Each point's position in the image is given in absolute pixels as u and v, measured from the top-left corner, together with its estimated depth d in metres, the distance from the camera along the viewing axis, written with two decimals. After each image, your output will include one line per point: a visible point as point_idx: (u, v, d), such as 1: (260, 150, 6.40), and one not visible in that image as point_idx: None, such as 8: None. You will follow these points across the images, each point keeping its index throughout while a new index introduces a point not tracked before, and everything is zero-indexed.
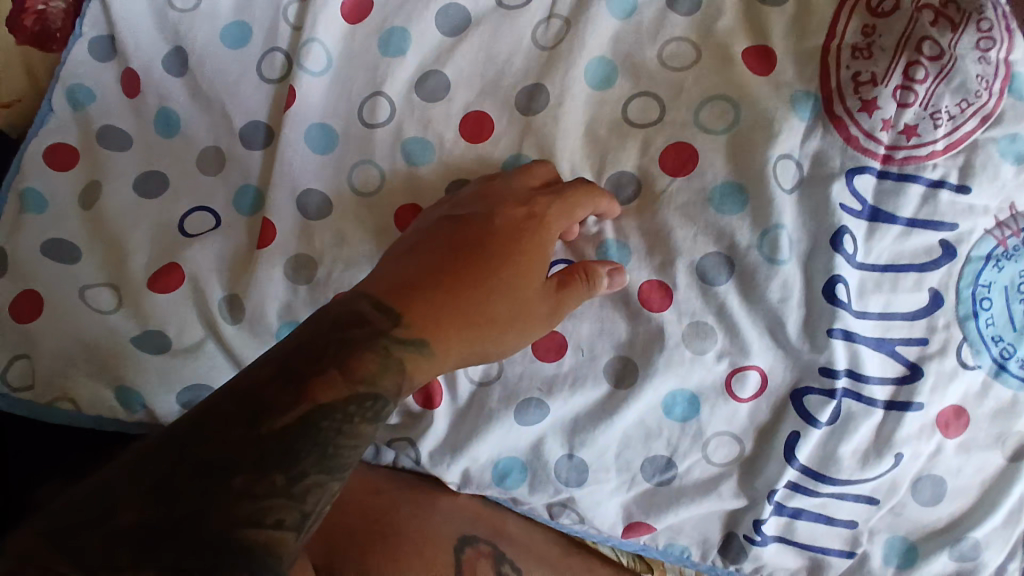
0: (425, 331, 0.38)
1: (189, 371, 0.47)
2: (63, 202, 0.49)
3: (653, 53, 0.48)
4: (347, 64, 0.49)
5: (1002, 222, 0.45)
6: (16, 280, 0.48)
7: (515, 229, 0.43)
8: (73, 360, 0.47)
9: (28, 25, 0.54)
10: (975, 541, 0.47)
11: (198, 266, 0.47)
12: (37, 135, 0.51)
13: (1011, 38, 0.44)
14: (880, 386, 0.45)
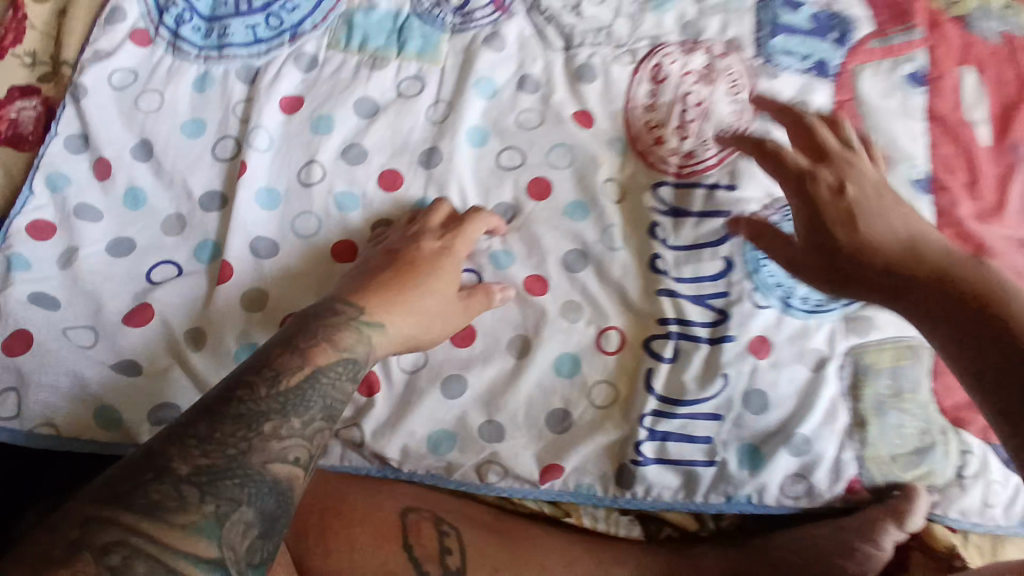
0: (379, 314, 0.53)
1: (159, 392, 0.55)
2: (46, 263, 0.58)
3: (512, 119, 0.66)
4: (285, 143, 0.64)
5: (767, 204, 0.64)
6: (8, 325, 0.55)
7: (437, 251, 0.59)
8: (56, 390, 0.54)
9: (1, 129, 0.66)
10: (803, 436, 0.61)
11: (167, 305, 0.58)
12: (20, 213, 0.60)
13: (754, 82, 0.68)
14: (702, 327, 0.62)
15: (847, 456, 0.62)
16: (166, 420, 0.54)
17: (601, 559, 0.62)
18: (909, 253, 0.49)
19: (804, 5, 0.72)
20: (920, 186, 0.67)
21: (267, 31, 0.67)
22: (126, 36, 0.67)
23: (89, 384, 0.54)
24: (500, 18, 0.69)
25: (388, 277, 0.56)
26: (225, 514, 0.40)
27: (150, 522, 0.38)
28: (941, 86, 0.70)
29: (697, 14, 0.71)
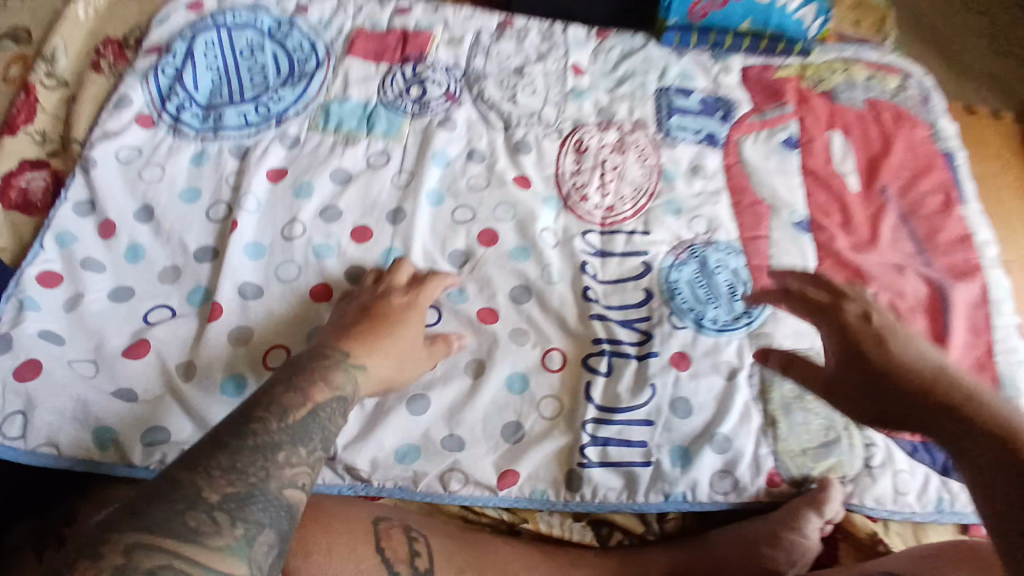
0: (360, 356, 0.61)
1: (152, 416, 0.62)
2: (53, 307, 0.66)
3: (463, 183, 0.80)
4: (271, 207, 0.75)
5: (676, 246, 0.80)
6: (17, 356, 0.61)
7: (404, 304, 0.68)
8: (57, 414, 0.60)
9: (12, 197, 0.76)
10: (723, 435, 0.71)
11: (162, 340, 0.66)
12: (30, 265, 0.68)
13: (657, 150, 0.85)
14: (630, 345, 0.73)
15: (763, 451, 0.71)
16: (157, 441, 0.61)
17: (558, 561, 0.67)
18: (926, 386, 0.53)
19: (694, 91, 0.89)
20: (801, 227, 0.83)
21: (256, 117, 0.80)
22: (132, 120, 0.79)
23: (90, 410, 0.60)
24: (451, 106, 0.84)
25: (369, 329, 0.64)
26: (253, 535, 0.44)
27: (186, 547, 0.41)
28: (812, 147, 0.89)
29: (610, 101, 0.88)
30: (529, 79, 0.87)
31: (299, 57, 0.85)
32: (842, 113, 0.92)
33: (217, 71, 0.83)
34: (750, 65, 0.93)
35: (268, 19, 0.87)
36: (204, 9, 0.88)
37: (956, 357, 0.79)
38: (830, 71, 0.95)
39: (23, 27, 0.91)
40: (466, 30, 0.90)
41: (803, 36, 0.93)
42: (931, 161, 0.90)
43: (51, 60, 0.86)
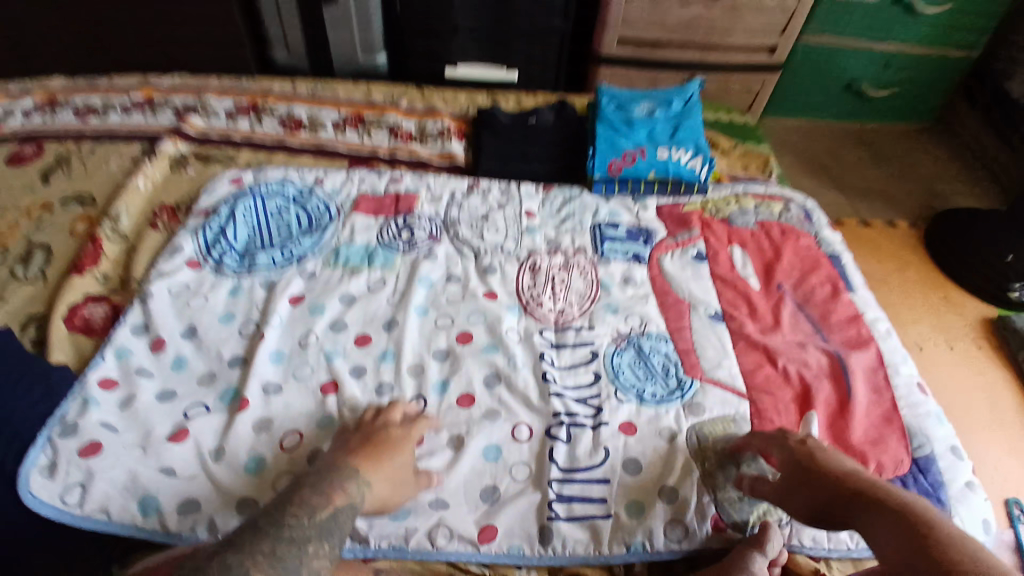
0: (364, 471, 0.73)
1: (187, 489, 0.75)
2: (111, 406, 0.83)
3: (444, 298, 1.01)
4: (290, 324, 0.95)
5: (617, 337, 0.99)
6: (83, 438, 0.78)
7: (400, 434, 0.79)
8: (111, 485, 0.75)
9: (76, 322, 0.96)
10: (671, 487, 0.82)
11: (199, 429, 0.80)
12: (93, 372, 0.86)
13: (595, 267, 1.08)
14: (585, 416, 0.89)
15: (705, 499, 0.82)
16: (190, 509, 0.74)
17: None
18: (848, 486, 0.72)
19: (621, 224, 1.16)
20: (716, 318, 1.03)
21: (282, 259, 1.04)
22: (183, 263, 1.02)
23: (139, 482, 0.75)
24: (433, 244, 1.09)
25: (375, 446, 0.76)
26: None
27: None
28: (717, 257, 1.12)
29: (556, 233, 1.13)
30: (493, 221, 1.13)
31: (316, 215, 1.11)
32: (737, 231, 1.17)
33: (252, 227, 1.08)
34: (663, 204, 1.20)
35: (293, 190, 1.15)
36: (244, 185, 1.16)
37: (863, 411, 0.92)
38: (725, 203, 1.22)
39: (89, 193, 1.18)
40: (444, 190, 1.18)
41: (697, 179, 1.21)
42: (816, 262, 1.13)
43: (115, 219, 1.10)
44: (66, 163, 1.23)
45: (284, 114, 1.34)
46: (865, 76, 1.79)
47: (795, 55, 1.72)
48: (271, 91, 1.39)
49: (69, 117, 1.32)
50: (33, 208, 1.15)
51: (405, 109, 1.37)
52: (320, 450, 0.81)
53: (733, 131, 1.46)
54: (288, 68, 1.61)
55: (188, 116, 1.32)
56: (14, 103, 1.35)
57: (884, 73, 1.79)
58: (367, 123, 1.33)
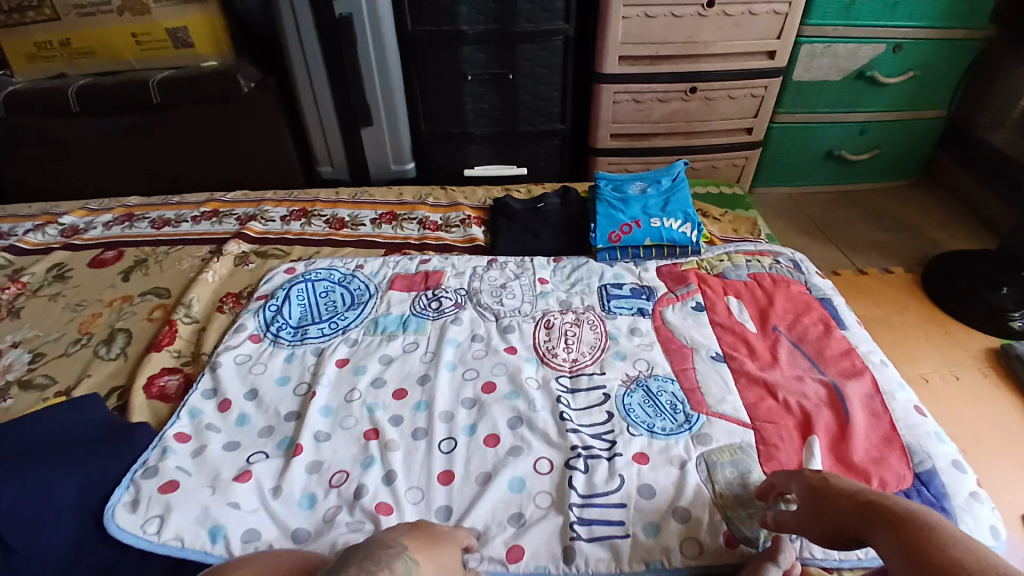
0: (415, 550, 0.70)
1: (249, 521, 0.87)
2: (186, 454, 0.97)
3: (469, 355, 1.14)
4: (337, 383, 1.09)
5: (627, 379, 1.09)
6: (162, 478, 0.91)
7: (445, 531, 0.78)
8: (186, 516, 0.87)
9: (153, 391, 1.12)
10: (684, 508, 0.89)
11: (261, 472, 0.93)
12: (171, 428, 1.00)
13: (603, 321, 1.20)
14: (601, 448, 0.97)
15: (716, 519, 0.88)
16: (252, 539, 0.85)
17: None
18: (862, 503, 0.72)
19: (625, 284, 1.30)
20: (718, 359, 1.12)
21: (329, 331, 1.20)
22: (246, 338, 1.19)
23: (210, 514, 0.87)
24: (459, 310, 1.24)
25: (423, 538, 0.74)
26: None
27: None
28: (715, 306, 1.23)
29: (567, 296, 1.27)
30: (510, 289, 1.29)
31: (358, 293, 1.29)
32: (732, 283, 1.29)
33: (304, 306, 1.26)
34: (662, 265, 1.34)
35: (339, 274, 1.34)
36: (297, 273, 1.36)
37: (862, 435, 0.98)
38: (719, 262, 1.36)
39: (163, 288, 1.39)
40: (466, 266, 1.36)
41: (690, 243, 1.37)
42: (807, 305, 1.24)
43: (188, 305, 1.30)
44: (144, 264, 1.46)
45: (329, 217, 1.57)
46: (841, 144, 1.99)
47: (773, 131, 1.93)
48: (318, 198, 1.65)
49: (145, 227, 1.58)
50: (116, 301, 1.36)
51: (432, 205, 1.60)
52: (363, 485, 0.92)
53: (723, 201, 1.64)
54: (332, 180, 1.89)
55: (249, 223, 1.56)
56: (98, 218, 1.63)
57: (859, 140, 1.99)
58: (400, 218, 1.56)
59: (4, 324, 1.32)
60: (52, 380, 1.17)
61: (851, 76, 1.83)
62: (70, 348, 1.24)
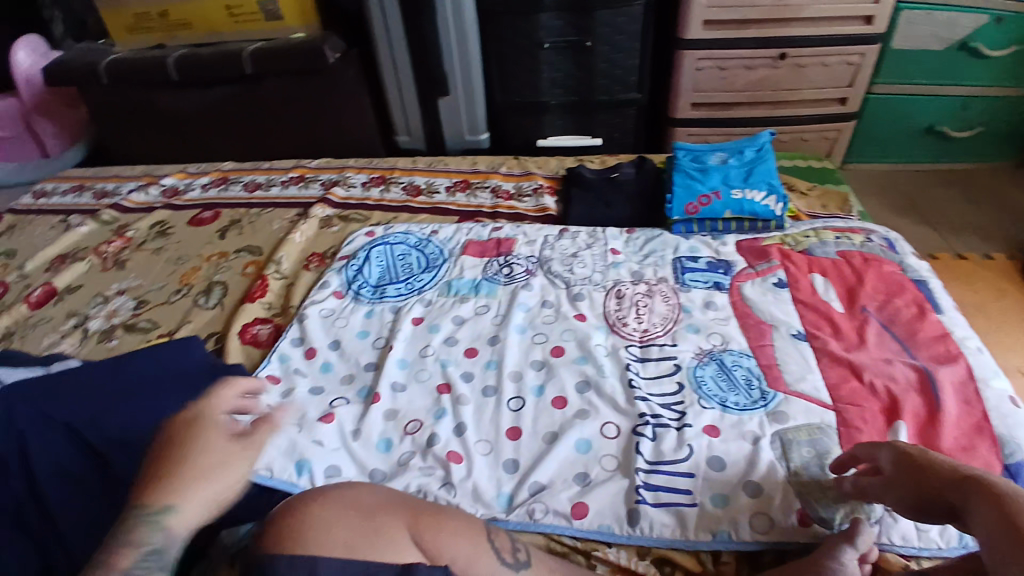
0: (163, 501, 0.63)
1: (330, 459, 0.94)
2: (276, 394, 1.05)
3: (540, 319, 1.16)
4: (412, 340, 1.14)
5: (699, 352, 1.06)
6: (254, 413, 1.00)
7: (189, 433, 0.70)
8: (274, 449, 0.94)
9: (247, 337, 1.21)
10: (755, 483, 0.87)
11: (343, 417, 1.00)
12: (263, 370, 1.09)
13: (677, 294, 1.18)
14: (670, 418, 0.96)
15: (789, 497, 0.85)
16: (333, 475, 0.92)
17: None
18: (964, 475, 0.68)
19: (702, 257, 1.26)
20: (799, 337, 1.07)
21: (406, 291, 1.26)
22: (330, 294, 1.26)
23: (297, 448, 0.94)
24: (530, 276, 1.26)
25: (162, 473, 0.66)
26: None
27: None
28: (799, 283, 1.18)
29: (640, 267, 1.25)
30: (582, 258, 1.28)
31: (433, 257, 1.34)
32: (818, 261, 1.23)
33: (382, 266, 1.32)
34: (742, 239, 1.30)
35: (415, 238, 1.39)
36: (376, 236, 1.42)
37: (951, 422, 0.93)
38: (805, 237, 1.29)
39: (255, 246, 1.49)
40: (539, 235, 1.36)
41: (773, 216, 1.32)
42: (901, 286, 1.16)
43: (278, 262, 1.39)
44: (238, 224, 1.57)
45: (406, 184, 1.63)
46: (942, 118, 1.83)
47: (869, 102, 1.79)
48: (396, 166, 1.71)
49: (238, 190, 1.70)
50: (214, 256, 1.47)
51: (505, 174, 1.62)
52: (435, 433, 0.96)
53: (810, 176, 1.55)
54: (409, 150, 1.96)
55: (332, 188, 1.65)
56: (197, 180, 1.76)
57: (961, 115, 1.83)
58: (473, 187, 1.58)
59: (112, 274, 1.46)
60: (155, 324, 1.29)
61: (954, 46, 1.69)
62: (172, 297, 1.37)
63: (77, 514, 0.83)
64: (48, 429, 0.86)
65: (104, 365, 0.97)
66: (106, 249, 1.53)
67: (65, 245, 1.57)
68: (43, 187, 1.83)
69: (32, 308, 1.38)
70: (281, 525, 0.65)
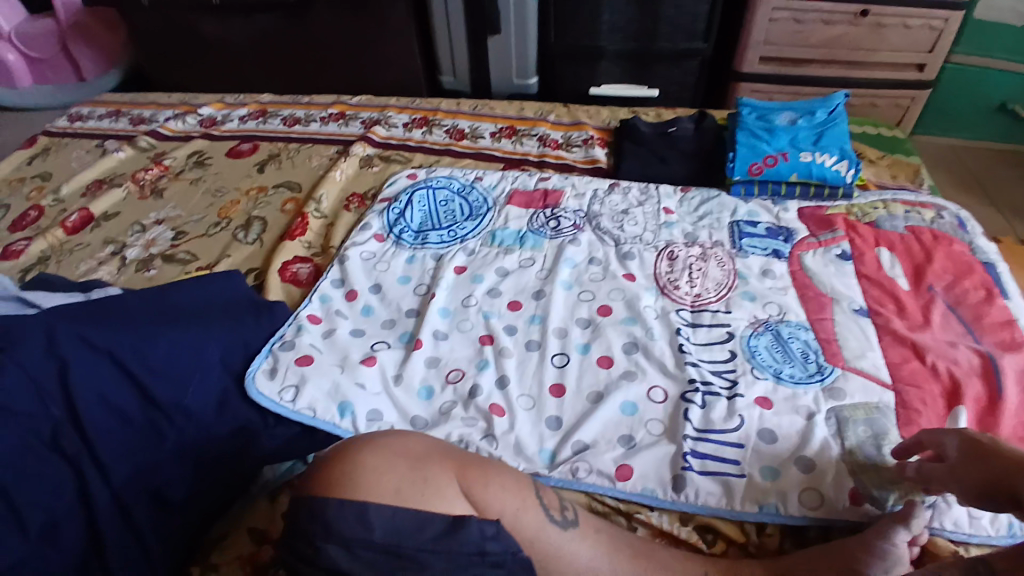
0: None
1: (372, 402, 0.93)
2: (318, 334, 1.04)
3: (587, 276, 1.12)
4: (454, 289, 1.11)
5: (755, 321, 1.02)
6: (298, 351, 0.99)
7: None
8: (317, 389, 0.94)
9: (287, 276, 1.20)
10: (807, 459, 0.84)
11: (385, 361, 0.99)
12: (305, 309, 1.08)
13: (733, 260, 1.12)
14: (721, 387, 0.93)
15: (842, 475, 0.82)
16: (376, 418, 0.92)
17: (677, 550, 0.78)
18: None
19: (761, 223, 1.20)
20: (861, 313, 1.02)
21: (449, 238, 1.22)
22: (372, 236, 1.23)
23: (340, 390, 0.94)
24: (577, 231, 1.21)
25: None
26: None
27: None
28: (863, 256, 1.11)
29: (694, 229, 1.20)
30: (633, 216, 1.23)
31: (476, 204, 1.29)
32: (886, 235, 1.16)
33: (425, 211, 1.28)
34: (805, 206, 1.23)
35: (458, 184, 1.34)
36: (419, 179, 1.37)
37: (1016, 412, 0.88)
38: (872, 208, 1.22)
39: (294, 182, 1.46)
40: (588, 188, 1.31)
41: (843, 183, 1.24)
42: (971, 267, 1.09)
43: (318, 201, 1.36)
44: (277, 159, 1.54)
45: (450, 127, 1.56)
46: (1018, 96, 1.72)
47: (946, 72, 1.69)
48: (440, 108, 1.64)
49: (277, 124, 1.65)
50: (253, 191, 1.45)
51: (553, 122, 1.55)
52: (478, 385, 0.95)
53: (881, 143, 1.45)
54: (452, 91, 1.89)
55: (374, 127, 1.59)
56: (235, 111, 1.72)
57: None
58: (520, 133, 1.52)
59: (150, 203, 1.45)
60: (194, 257, 1.28)
61: None
62: (210, 230, 1.35)
63: (118, 446, 0.77)
64: (88, 355, 0.79)
65: (146, 294, 0.93)
66: (143, 177, 1.51)
67: (101, 170, 1.56)
68: (78, 110, 1.80)
69: (68, 233, 1.38)
70: (331, 468, 0.65)
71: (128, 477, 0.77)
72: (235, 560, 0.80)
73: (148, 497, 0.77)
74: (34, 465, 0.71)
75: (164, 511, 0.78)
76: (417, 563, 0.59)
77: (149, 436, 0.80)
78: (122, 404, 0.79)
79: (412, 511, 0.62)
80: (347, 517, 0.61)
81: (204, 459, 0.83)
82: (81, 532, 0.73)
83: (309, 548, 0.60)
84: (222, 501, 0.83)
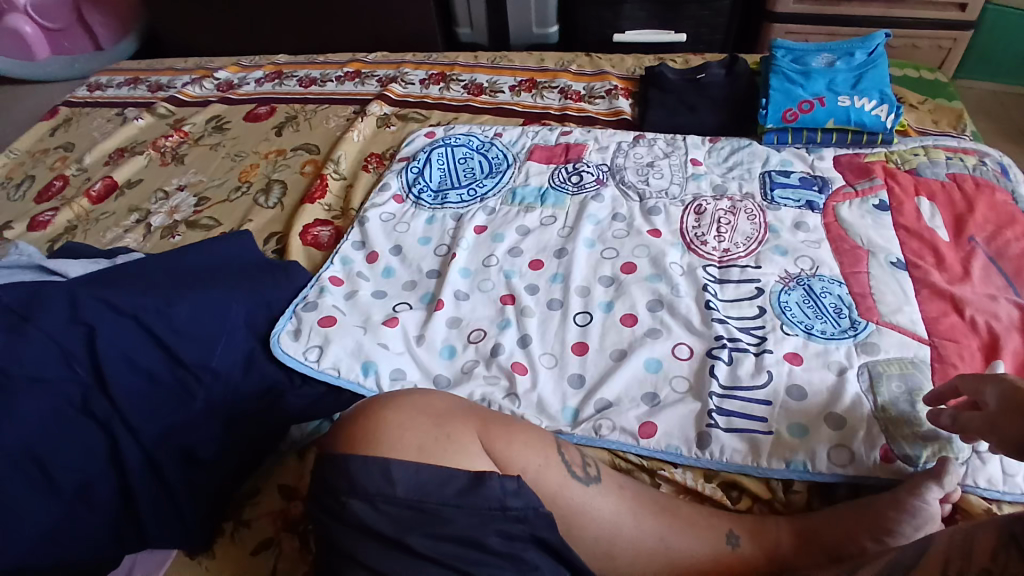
0: None
1: (395, 362, 0.94)
2: (341, 296, 1.05)
3: (610, 232, 1.09)
4: (474, 249, 1.10)
5: (785, 276, 0.98)
6: (320, 311, 1.00)
7: None
8: (341, 349, 0.95)
9: (308, 239, 1.20)
10: (838, 415, 0.82)
11: (407, 323, 0.99)
12: (328, 270, 1.09)
13: (764, 212, 1.08)
14: (749, 344, 0.90)
15: (875, 432, 0.80)
16: (399, 378, 0.93)
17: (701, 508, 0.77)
18: None
19: (794, 173, 1.14)
20: (899, 266, 0.97)
21: (468, 197, 1.20)
22: (391, 197, 1.22)
23: (364, 350, 0.95)
24: (600, 186, 1.17)
25: None
26: None
27: None
28: (903, 206, 1.05)
29: (723, 181, 1.15)
30: (658, 168, 1.18)
31: (496, 161, 1.26)
32: (927, 183, 1.09)
33: (444, 170, 1.26)
34: (842, 154, 1.16)
35: (477, 141, 1.31)
36: (437, 137, 1.34)
37: None
38: (913, 155, 1.15)
39: (313, 144, 1.45)
40: (611, 141, 1.26)
41: (882, 129, 1.17)
42: (1016, 217, 1.02)
43: (337, 162, 1.35)
44: (294, 120, 1.52)
45: (468, 82, 1.52)
46: None
47: (986, 14, 1.57)
48: (457, 62, 1.59)
49: (293, 85, 1.63)
50: (272, 153, 1.44)
51: (575, 73, 1.49)
52: (500, 344, 0.95)
53: (923, 87, 1.35)
54: (470, 44, 1.83)
55: (390, 85, 1.55)
56: (251, 74, 1.70)
57: None
58: (540, 86, 1.46)
59: (171, 169, 1.46)
60: (216, 222, 1.29)
61: None
62: (232, 195, 1.35)
63: (149, 407, 0.79)
64: (112, 317, 0.80)
65: (169, 260, 0.94)
66: (164, 144, 1.51)
67: (123, 139, 1.57)
68: (96, 78, 1.81)
69: (93, 203, 1.40)
70: (353, 426, 0.65)
71: (159, 435, 0.78)
72: (266, 514, 0.83)
73: (180, 453, 0.80)
74: (68, 428, 0.74)
75: (196, 469, 0.80)
76: (441, 517, 0.60)
77: (179, 395, 0.82)
78: (150, 365, 0.81)
79: (435, 467, 0.63)
80: (370, 472, 0.62)
81: (234, 417, 0.85)
82: (115, 488, 0.76)
83: (335, 502, 0.62)
84: (252, 458, 0.86)
